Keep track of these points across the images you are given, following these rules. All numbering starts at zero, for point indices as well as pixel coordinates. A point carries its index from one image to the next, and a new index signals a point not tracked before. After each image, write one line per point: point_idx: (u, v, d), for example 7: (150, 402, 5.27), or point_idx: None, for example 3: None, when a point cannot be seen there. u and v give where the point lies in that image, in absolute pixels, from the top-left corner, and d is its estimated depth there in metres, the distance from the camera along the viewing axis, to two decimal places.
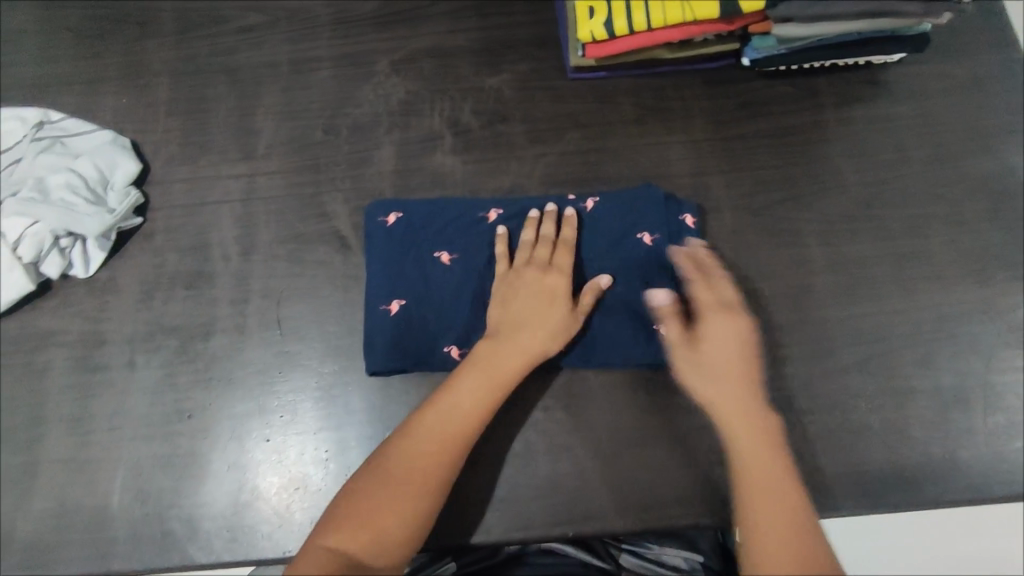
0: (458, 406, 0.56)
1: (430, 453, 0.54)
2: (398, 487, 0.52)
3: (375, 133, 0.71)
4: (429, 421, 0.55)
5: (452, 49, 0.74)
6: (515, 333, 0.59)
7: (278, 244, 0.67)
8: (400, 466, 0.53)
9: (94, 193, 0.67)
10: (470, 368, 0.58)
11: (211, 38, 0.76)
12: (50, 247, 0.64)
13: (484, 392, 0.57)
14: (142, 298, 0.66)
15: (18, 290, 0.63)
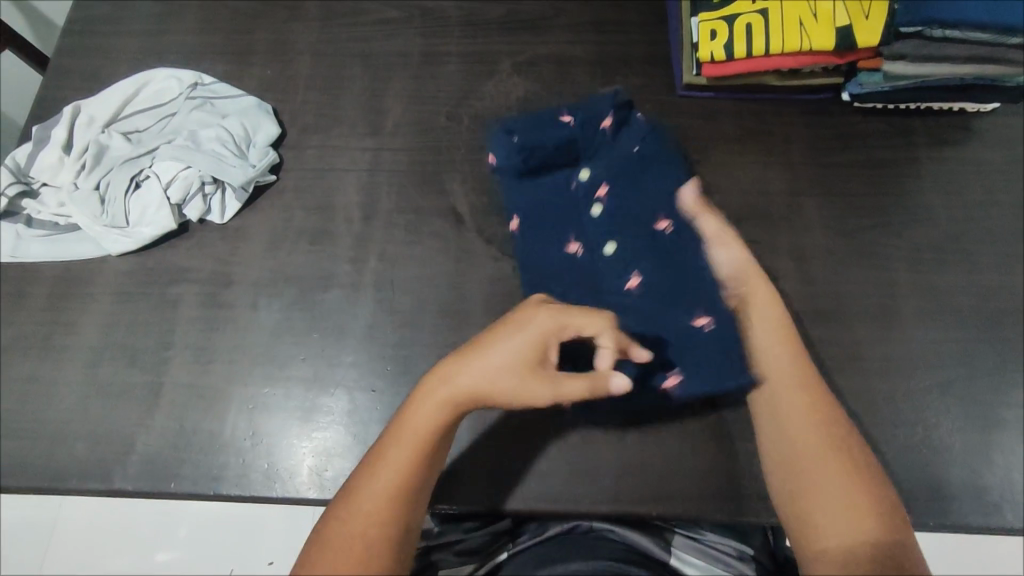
0: (380, 485, 0.52)
1: (386, 493, 0.52)
2: (360, 526, 0.51)
3: (495, 125, 0.77)
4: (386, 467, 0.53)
5: (570, 57, 0.81)
6: (443, 389, 0.55)
7: (399, 213, 0.72)
8: (363, 506, 0.51)
9: (239, 150, 0.73)
10: (420, 410, 0.55)
11: (351, 26, 0.83)
12: (196, 191, 0.70)
13: (412, 466, 0.53)
14: (269, 249, 0.71)
15: (164, 227, 0.69)
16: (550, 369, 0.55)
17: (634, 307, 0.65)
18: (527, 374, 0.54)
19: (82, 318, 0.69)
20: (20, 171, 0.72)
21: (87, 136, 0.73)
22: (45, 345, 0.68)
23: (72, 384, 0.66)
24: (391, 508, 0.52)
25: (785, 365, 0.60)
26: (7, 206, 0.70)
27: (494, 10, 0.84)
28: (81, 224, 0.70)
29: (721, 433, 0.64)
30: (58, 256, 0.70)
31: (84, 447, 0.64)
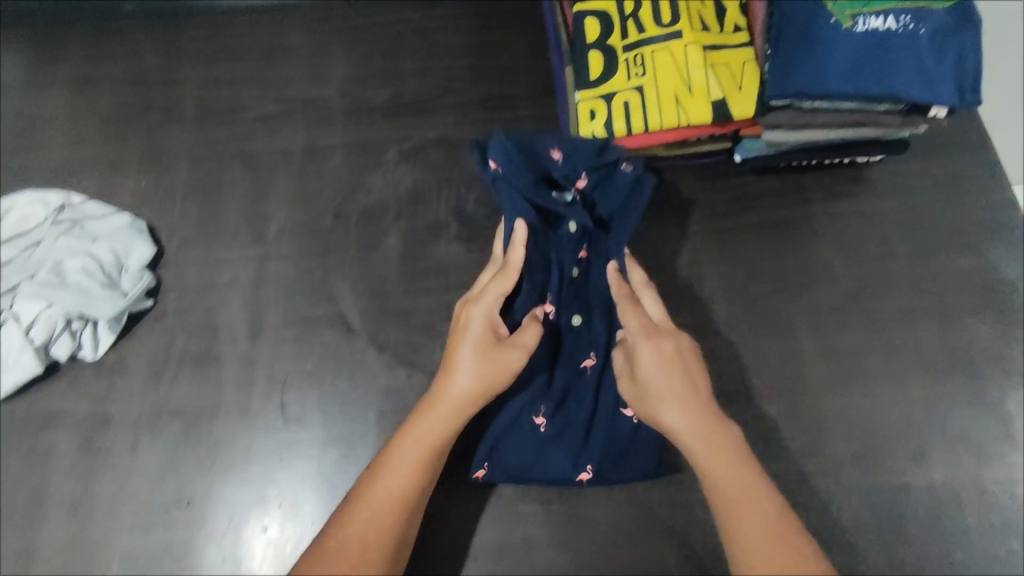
0: (398, 471, 0.54)
1: (410, 481, 0.54)
2: (382, 512, 0.53)
3: (384, 219, 0.74)
4: (408, 447, 0.55)
5: (458, 139, 0.78)
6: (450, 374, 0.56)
7: (286, 327, 0.69)
8: (380, 498, 0.53)
9: (110, 278, 0.69)
10: (445, 401, 0.56)
11: (229, 124, 0.80)
12: (61, 330, 0.66)
13: (424, 453, 0.55)
14: (149, 380, 0.67)
15: (28, 373, 0.64)
16: (511, 339, 0.57)
17: (579, 390, 0.62)
18: (493, 346, 0.56)
19: None
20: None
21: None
22: None
23: None
24: (404, 499, 0.53)
25: (730, 477, 0.51)
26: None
27: (377, 96, 0.81)
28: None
29: (629, 532, 0.63)
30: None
31: None
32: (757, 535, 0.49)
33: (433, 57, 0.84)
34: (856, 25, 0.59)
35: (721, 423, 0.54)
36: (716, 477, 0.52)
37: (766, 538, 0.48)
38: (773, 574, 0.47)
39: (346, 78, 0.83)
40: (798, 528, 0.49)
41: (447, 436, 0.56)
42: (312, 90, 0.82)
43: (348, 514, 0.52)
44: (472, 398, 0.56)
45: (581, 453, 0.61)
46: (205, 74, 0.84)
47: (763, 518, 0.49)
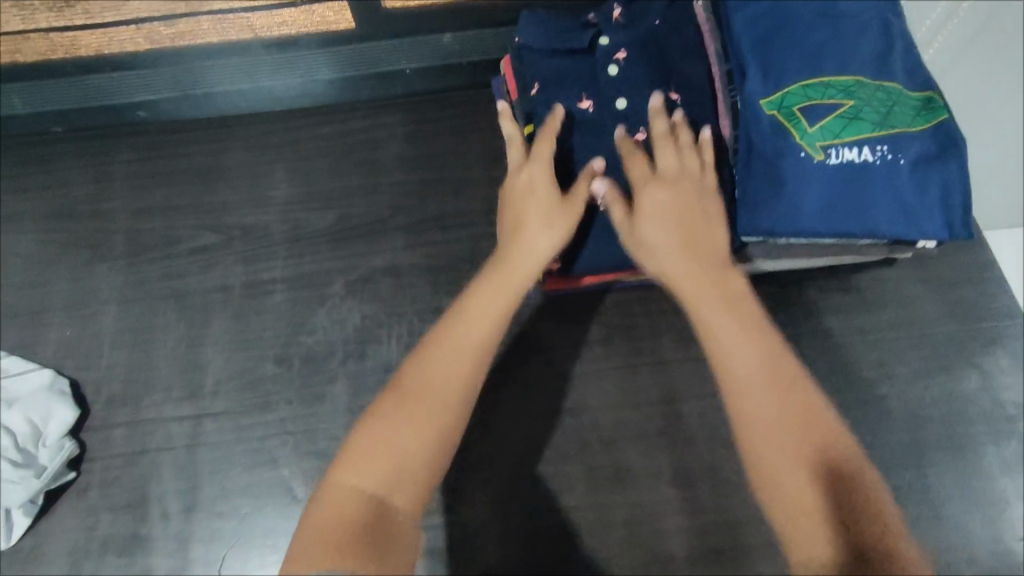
0: (474, 322, 0.51)
1: (453, 376, 0.48)
2: (419, 406, 0.46)
3: (329, 364, 0.68)
4: (458, 333, 0.50)
5: (409, 266, 0.73)
6: (530, 249, 0.56)
7: (222, 499, 0.63)
8: (437, 372, 0.47)
9: (22, 453, 0.62)
10: (476, 307, 0.52)
11: (163, 261, 0.75)
12: None
13: (499, 305, 0.53)
14: (71, 570, 0.61)
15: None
16: (571, 197, 0.57)
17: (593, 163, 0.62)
18: (561, 203, 0.57)
19: None
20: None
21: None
22: None
23: None
24: (467, 382, 0.48)
25: (752, 350, 0.47)
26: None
27: (322, 220, 0.76)
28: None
29: None
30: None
31: None
32: (765, 405, 0.45)
33: (383, 172, 0.79)
34: (828, 157, 0.54)
35: (744, 295, 0.52)
36: (746, 352, 0.47)
37: (778, 417, 0.44)
38: (768, 441, 0.43)
39: (289, 199, 0.77)
40: (834, 423, 0.44)
41: (473, 375, 0.49)
42: (251, 217, 0.76)
43: (382, 425, 0.44)
44: (540, 262, 0.56)
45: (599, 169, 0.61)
46: (137, 202, 0.78)
47: (769, 381, 0.46)
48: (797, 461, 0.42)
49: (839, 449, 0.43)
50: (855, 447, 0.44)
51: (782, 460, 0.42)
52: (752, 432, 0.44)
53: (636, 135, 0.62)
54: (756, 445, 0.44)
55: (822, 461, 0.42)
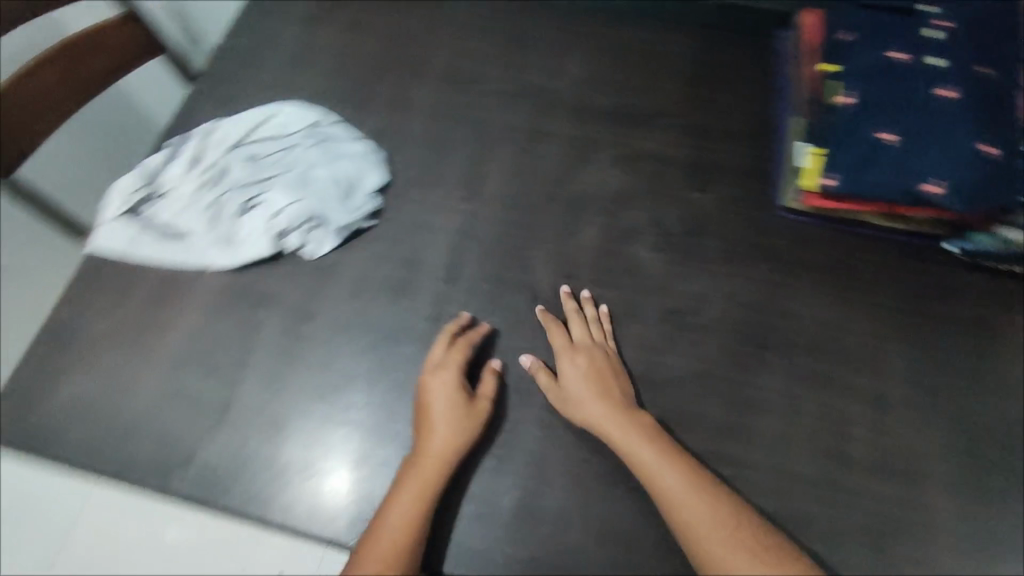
0: (393, 516, 0.60)
1: (408, 524, 0.60)
2: (389, 538, 0.59)
3: (588, 212, 0.80)
4: (396, 512, 0.60)
5: (671, 158, 0.83)
6: (428, 437, 0.64)
7: (481, 280, 0.75)
8: (385, 535, 0.59)
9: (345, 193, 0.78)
10: (388, 520, 0.60)
11: (468, 94, 0.88)
12: (300, 225, 0.75)
13: (415, 501, 0.61)
14: (355, 291, 0.75)
15: (260, 252, 0.74)
16: (474, 399, 0.67)
17: (887, 104, 0.69)
18: (465, 408, 0.66)
19: (172, 323, 0.73)
20: (150, 176, 0.79)
21: (214, 155, 0.81)
22: (135, 344, 0.72)
23: (152, 385, 0.70)
24: (410, 532, 0.59)
25: (678, 474, 0.60)
26: (130, 208, 0.78)
27: (603, 100, 0.87)
28: (191, 233, 0.77)
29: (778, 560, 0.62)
30: (153, 255, 0.76)
31: (150, 445, 0.67)
32: (696, 507, 0.58)
33: (661, 78, 0.89)
34: None
35: (671, 448, 0.63)
36: (671, 489, 0.60)
37: (700, 513, 0.58)
38: (704, 533, 0.57)
39: (580, 76, 0.89)
40: (736, 503, 0.59)
41: (416, 522, 0.60)
42: (547, 81, 0.89)
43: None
44: (447, 445, 0.64)
45: (894, 112, 0.68)
46: (455, 43, 0.91)
47: (692, 487, 0.60)
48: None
49: (752, 518, 0.59)
50: (755, 520, 0.59)
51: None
52: (694, 533, 0.58)
53: (941, 89, 0.67)
54: (696, 548, 0.57)
55: (733, 518, 0.58)
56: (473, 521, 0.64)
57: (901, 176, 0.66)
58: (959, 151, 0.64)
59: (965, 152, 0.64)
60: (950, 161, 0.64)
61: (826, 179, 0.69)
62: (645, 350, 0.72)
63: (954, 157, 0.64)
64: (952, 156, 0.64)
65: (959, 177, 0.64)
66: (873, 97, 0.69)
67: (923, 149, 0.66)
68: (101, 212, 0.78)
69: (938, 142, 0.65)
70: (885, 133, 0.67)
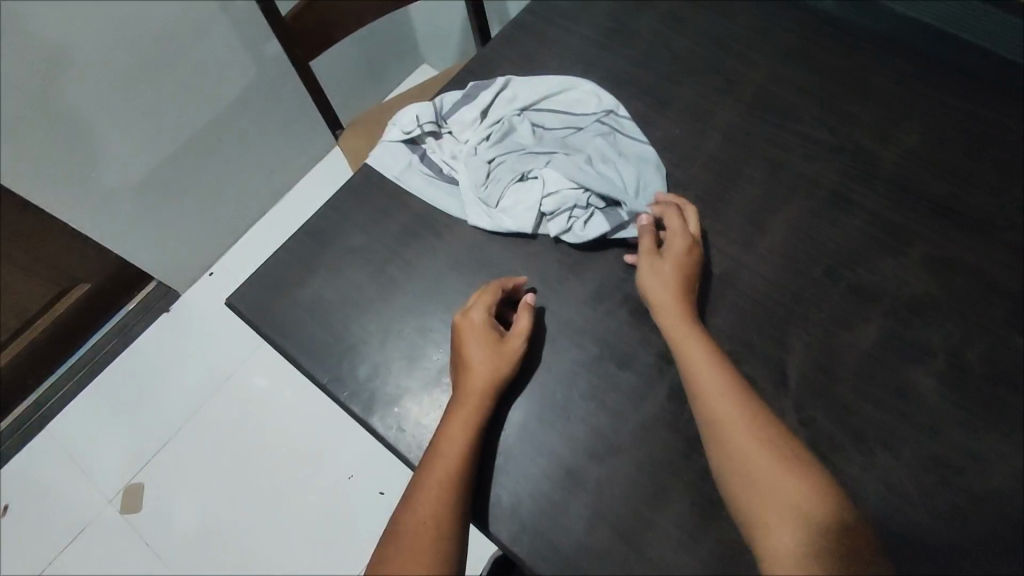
0: (443, 450, 0.63)
1: (450, 455, 0.62)
2: (442, 470, 0.62)
3: (872, 308, 0.69)
4: (444, 445, 0.63)
5: (995, 283, 0.70)
6: (468, 372, 0.66)
7: (727, 338, 0.69)
8: (434, 472, 0.62)
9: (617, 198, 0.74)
10: (441, 449, 0.63)
11: (775, 129, 0.79)
12: (565, 209, 0.73)
13: (462, 435, 0.63)
14: (594, 299, 0.72)
15: (522, 227, 0.73)
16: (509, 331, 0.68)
17: None
18: (497, 340, 0.67)
19: (416, 262, 0.75)
20: (437, 115, 0.82)
21: (502, 112, 0.81)
22: (379, 269, 0.75)
23: (384, 313, 0.73)
24: (454, 467, 0.62)
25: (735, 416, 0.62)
26: (414, 135, 0.81)
27: (934, 187, 0.74)
28: (458, 182, 0.79)
29: None
30: (415, 188, 0.78)
31: (366, 370, 0.70)
32: (754, 463, 0.60)
33: (1017, 181, 0.74)
34: None
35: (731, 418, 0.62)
36: (762, 496, 0.58)
37: (751, 456, 0.60)
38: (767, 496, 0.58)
39: (912, 151, 0.77)
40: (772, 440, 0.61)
41: (464, 454, 0.63)
42: (871, 145, 0.77)
43: (411, 503, 0.62)
44: (489, 380, 0.65)
45: None
46: (778, 70, 0.83)
47: (743, 422, 0.61)
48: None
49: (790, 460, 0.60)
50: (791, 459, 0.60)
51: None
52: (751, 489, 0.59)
53: None
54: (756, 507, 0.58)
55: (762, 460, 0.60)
56: None
57: None
58: None
59: None
60: None
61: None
62: (893, 491, 0.62)
63: None
64: None
65: None
66: None
67: None
68: (384, 131, 0.82)
69: None
70: None
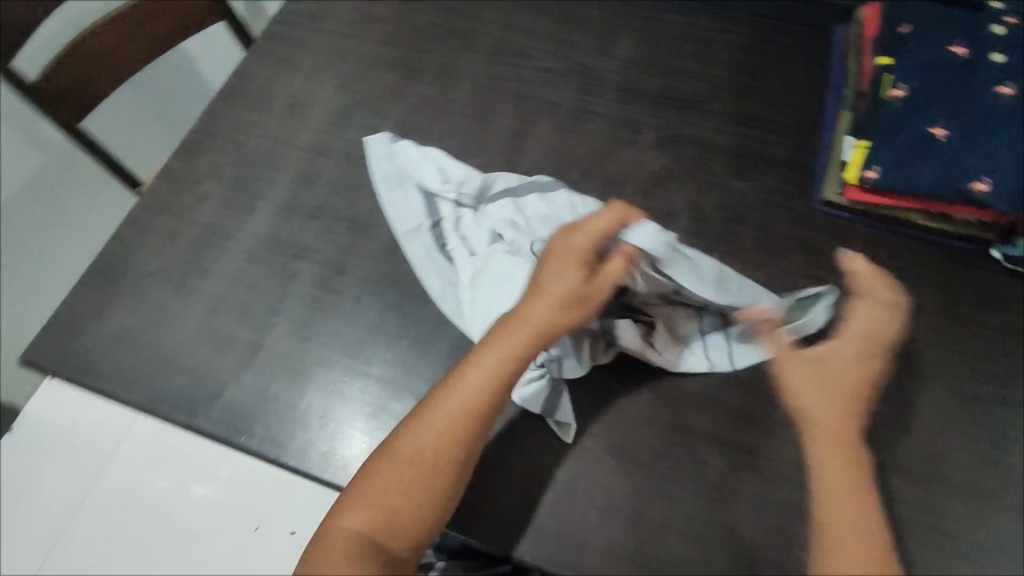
0: (471, 383, 0.61)
1: (474, 395, 0.60)
2: (463, 401, 0.60)
3: (624, 190, 0.79)
4: (471, 379, 0.61)
5: (713, 145, 0.81)
6: (537, 301, 0.63)
7: None
8: (454, 406, 0.60)
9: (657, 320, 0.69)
10: (466, 381, 0.61)
11: (515, 68, 0.87)
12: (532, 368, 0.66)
13: (496, 372, 0.61)
14: (387, 253, 0.76)
15: None
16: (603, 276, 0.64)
17: (939, 99, 0.67)
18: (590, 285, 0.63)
19: (213, 267, 0.77)
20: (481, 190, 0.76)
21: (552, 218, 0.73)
22: (178, 284, 0.76)
23: (190, 323, 0.73)
24: (481, 408, 0.60)
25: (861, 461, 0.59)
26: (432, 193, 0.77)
27: (649, 84, 0.86)
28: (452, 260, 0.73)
29: (776, 549, 0.61)
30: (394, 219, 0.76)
31: (181, 380, 0.70)
32: (834, 484, 0.57)
33: (712, 65, 0.87)
34: None
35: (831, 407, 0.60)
36: (834, 474, 0.58)
37: (844, 480, 0.57)
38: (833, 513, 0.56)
39: (628, 58, 0.87)
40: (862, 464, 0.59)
41: (491, 400, 0.60)
42: (595, 60, 0.87)
43: (415, 421, 0.60)
44: (547, 330, 0.62)
45: (951, 110, 0.66)
46: (506, 18, 0.91)
47: (841, 450, 0.58)
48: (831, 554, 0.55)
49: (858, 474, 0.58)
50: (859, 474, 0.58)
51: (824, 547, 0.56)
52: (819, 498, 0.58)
53: (1001, 88, 0.65)
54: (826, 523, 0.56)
55: (847, 482, 0.57)
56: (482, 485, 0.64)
57: (948, 174, 0.65)
58: (1016, 154, 0.63)
59: (1013, 155, 0.63)
60: (1004, 165, 0.63)
61: (868, 170, 0.68)
62: None
63: (1006, 156, 0.63)
64: (1003, 155, 0.63)
65: (1009, 180, 0.63)
66: (928, 92, 0.68)
67: (971, 146, 0.65)
68: (418, 172, 0.78)
69: (990, 145, 0.64)
70: (938, 128, 0.66)
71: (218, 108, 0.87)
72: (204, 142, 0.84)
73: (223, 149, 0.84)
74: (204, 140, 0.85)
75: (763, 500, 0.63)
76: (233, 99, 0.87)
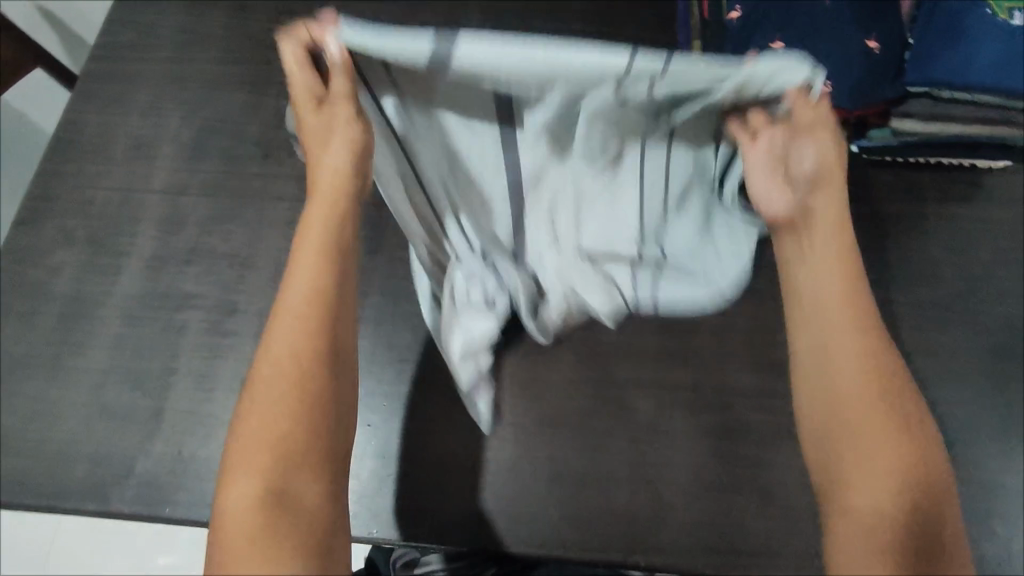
0: (294, 278, 0.45)
1: (318, 272, 0.45)
2: (294, 289, 0.45)
3: None
4: (297, 269, 0.45)
5: None
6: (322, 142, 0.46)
7: (402, 248, 0.73)
8: (286, 316, 0.44)
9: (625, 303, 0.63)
10: (293, 272, 0.45)
11: None
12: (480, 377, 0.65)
13: (322, 249, 0.46)
14: (276, 282, 0.72)
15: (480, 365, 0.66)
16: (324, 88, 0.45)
17: (773, 13, 0.69)
18: (314, 108, 0.46)
19: (90, 339, 0.71)
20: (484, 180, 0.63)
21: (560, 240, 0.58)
22: (55, 367, 0.70)
23: (78, 406, 0.68)
24: (319, 290, 0.45)
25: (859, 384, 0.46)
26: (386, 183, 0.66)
27: None
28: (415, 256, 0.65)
29: (714, 471, 0.64)
30: None
31: (84, 467, 0.65)
32: (863, 424, 0.45)
33: (566, 19, 0.86)
34: (1012, 18, 0.64)
35: (829, 301, 0.48)
36: (837, 405, 0.46)
37: (852, 401, 0.45)
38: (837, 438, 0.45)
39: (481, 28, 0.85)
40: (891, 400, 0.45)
41: (326, 280, 0.45)
42: None
43: (248, 402, 0.43)
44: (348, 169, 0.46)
45: (784, 22, 0.69)
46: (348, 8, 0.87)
47: (873, 383, 0.46)
48: (845, 492, 0.44)
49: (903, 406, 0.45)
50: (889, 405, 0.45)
51: (834, 487, 0.45)
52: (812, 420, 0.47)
53: None
54: (829, 469, 0.45)
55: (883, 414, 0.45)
56: (426, 489, 0.64)
57: None
58: (847, 53, 0.66)
59: (845, 56, 0.66)
60: (839, 66, 0.66)
61: None
62: None
63: (839, 57, 0.66)
64: (836, 57, 0.66)
65: (847, 79, 0.66)
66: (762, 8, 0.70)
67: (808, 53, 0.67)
68: None
69: (824, 49, 0.67)
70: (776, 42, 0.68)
71: (55, 167, 0.79)
72: (48, 208, 0.77)
73: (70, 211, 0.77)
74: (46, 206, 0.77)
75: (694, 430, 0.66)
76: (68, 154, 0.80)
